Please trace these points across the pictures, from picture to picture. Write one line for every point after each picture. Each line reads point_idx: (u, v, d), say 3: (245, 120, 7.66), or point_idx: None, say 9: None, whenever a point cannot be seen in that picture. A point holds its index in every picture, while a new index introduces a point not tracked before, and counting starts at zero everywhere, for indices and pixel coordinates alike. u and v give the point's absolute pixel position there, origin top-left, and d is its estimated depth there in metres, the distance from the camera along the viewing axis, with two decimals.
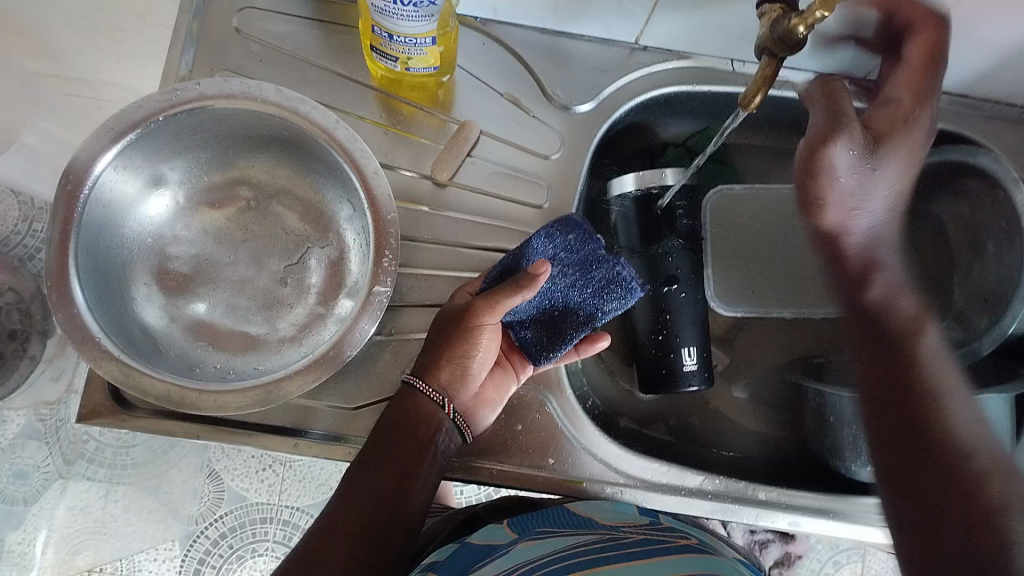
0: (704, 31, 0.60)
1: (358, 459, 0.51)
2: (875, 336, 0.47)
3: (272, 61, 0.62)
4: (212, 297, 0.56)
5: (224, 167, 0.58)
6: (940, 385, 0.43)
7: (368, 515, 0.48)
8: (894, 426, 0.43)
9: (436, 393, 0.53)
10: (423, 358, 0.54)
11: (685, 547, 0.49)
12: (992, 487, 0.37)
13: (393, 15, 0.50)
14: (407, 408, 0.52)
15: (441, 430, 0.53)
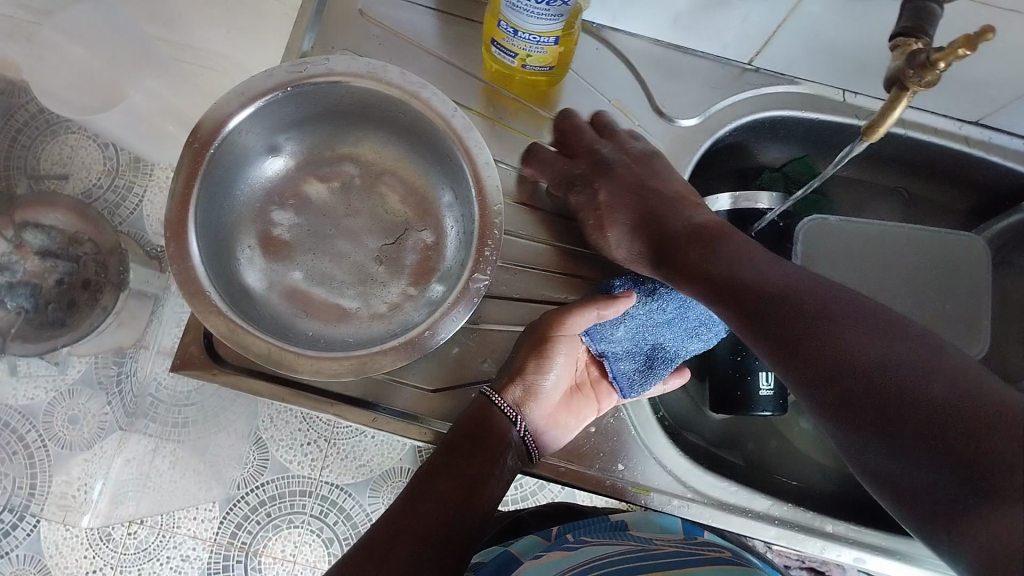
0: (825, 60, 0.60)
1: (430, 462, 0.53)
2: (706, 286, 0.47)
3: (390, 45, 0.63)
4: (310, 267, 0.58)
5: (335, 142, 0.59)
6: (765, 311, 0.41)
7: (441, 515, 0.50)
8: (778, 334, 0.41)
9: (509, 408, 0.54)
10: (503, 373, 0.56)
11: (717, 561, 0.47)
12: (914, 369, 0.34)
13: (524, 12, 0.51)
14: (480, 417, 0.54)
15: (509, 442, 0.54)
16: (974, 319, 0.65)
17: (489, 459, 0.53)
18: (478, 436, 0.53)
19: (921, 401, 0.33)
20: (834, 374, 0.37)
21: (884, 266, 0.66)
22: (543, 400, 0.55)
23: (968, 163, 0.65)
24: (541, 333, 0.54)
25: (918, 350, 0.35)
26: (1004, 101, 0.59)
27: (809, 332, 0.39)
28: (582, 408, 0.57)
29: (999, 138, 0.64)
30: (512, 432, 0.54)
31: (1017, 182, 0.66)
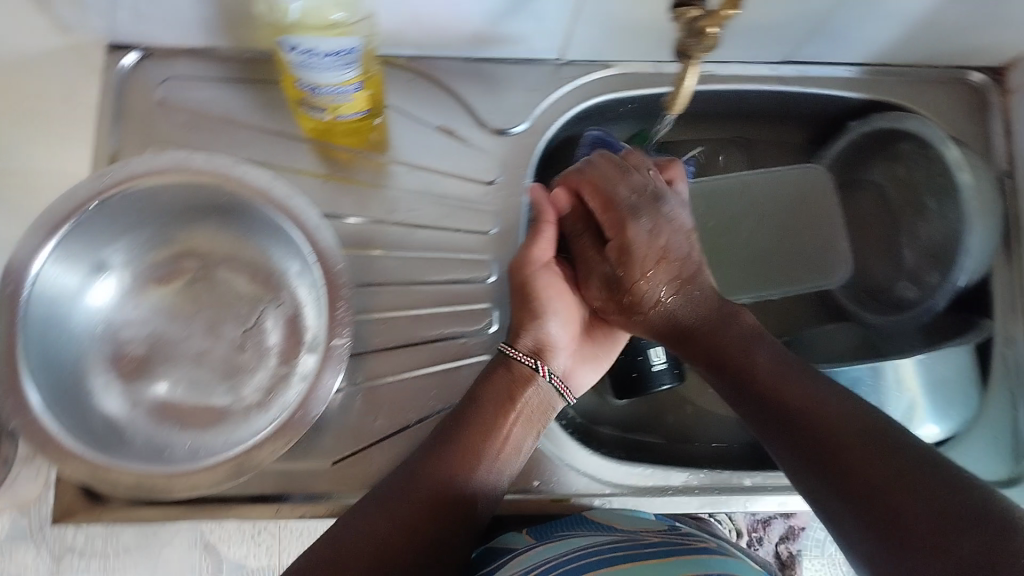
0: (627, 40, 0.60)
1: (419, 454, 0.52)
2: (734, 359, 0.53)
3: (199, 128, 0.60)
4: (172, 377, 0.55)
5: (166, 242, 0.57)
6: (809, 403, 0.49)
7: (448, 492, 0.50)
8: (837, 446, 0.46)
9: (525, 355, 0.55)
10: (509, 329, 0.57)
11: (697, 550, 0.53)
12: (936, 478, 0.42)
13: (314, 68, 0.48)
14: (495, 375, 0.55)
15: (536, 389, 0.55)
16: (834, 245, 0.69)
17: (500, 420, 0.53)
18: (493, 398, 0.54)
19: (927, 504, 0.40)
20: (886, 479, 0.43)
21: (752, 223, 0.69)
22: (556, 337, 0.57)
23: (794, 100, 0.67)
24: (518, 281, 0.57)
25: (912, 449, 0.44)
26: (803, 37, 0.61)
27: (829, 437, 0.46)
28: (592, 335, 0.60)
29: (812, 70, 0.66)
30: (540, 377, 0.55)
31: (839, 106, 0.68)
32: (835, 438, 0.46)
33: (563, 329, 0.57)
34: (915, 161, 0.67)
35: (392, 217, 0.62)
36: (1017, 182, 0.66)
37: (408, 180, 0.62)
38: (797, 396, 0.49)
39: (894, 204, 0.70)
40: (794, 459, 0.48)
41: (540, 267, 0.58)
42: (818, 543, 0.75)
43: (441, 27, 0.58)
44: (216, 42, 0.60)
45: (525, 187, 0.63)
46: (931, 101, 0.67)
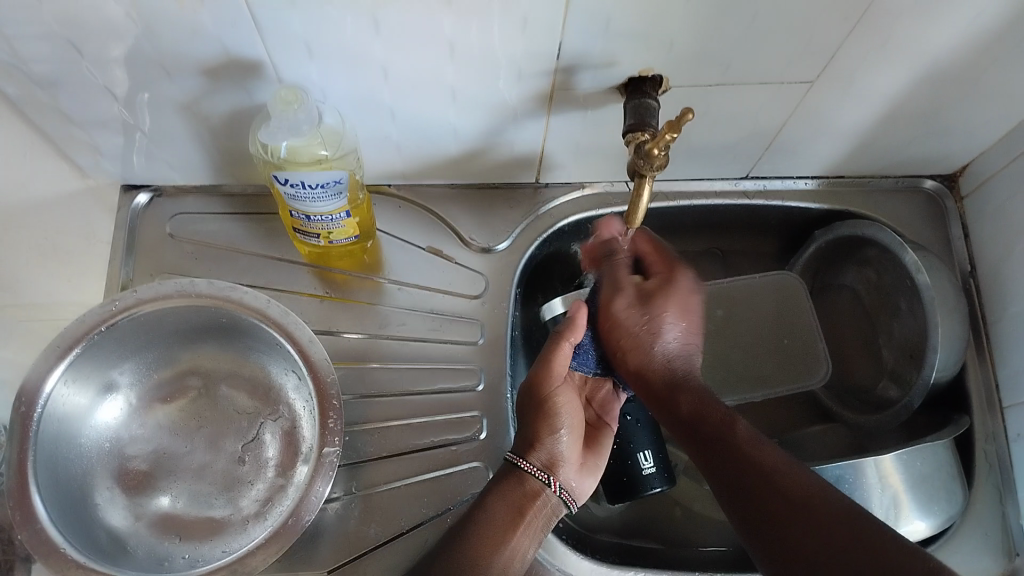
0: (595, 163, 0.66)
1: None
2: (698, 435, 0.53)
3: (207, 257, 0.66)
4: (174, 490, 0.58)
5: (171, 362, 0.61)
6: (772, 465, 0.49)
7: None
8: (805, 533, 0.45)
9: (540, 470, 0.56)
10: (518, 442, 0.58)
11: None
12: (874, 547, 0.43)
13: (306, 199, 0.54)
14: (509, 486, 0.56)
15: (543, 500, 0.56)
16: (810, 346, 0.71)
17: (515, 524, 0.54)
18: (505, 506, 0.54)
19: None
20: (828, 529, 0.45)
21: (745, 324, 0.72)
22: (564, 452, 0.58)
23: (758, 212, 0.72)
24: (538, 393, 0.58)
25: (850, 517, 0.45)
26: (757, 154, 0.66)
27: (783, 497, 0.47)
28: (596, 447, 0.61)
29: (772, 183, 0.71)
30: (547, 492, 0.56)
31: (804, 216, 0.72)
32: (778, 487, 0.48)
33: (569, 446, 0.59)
34: (882, 265, 0.70)
35: (385, 331, 0.66)
36: (978, 280, 0.69)
37: (400, 297, 0.67)
38: (774, 463, 0.49)
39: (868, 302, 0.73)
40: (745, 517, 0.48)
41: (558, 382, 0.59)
42: None
43: (423, 158, 0.63)
44: (222, 179, 0.66)
45: (508, 301, 0.68)
46: (888, 207, 0.72)
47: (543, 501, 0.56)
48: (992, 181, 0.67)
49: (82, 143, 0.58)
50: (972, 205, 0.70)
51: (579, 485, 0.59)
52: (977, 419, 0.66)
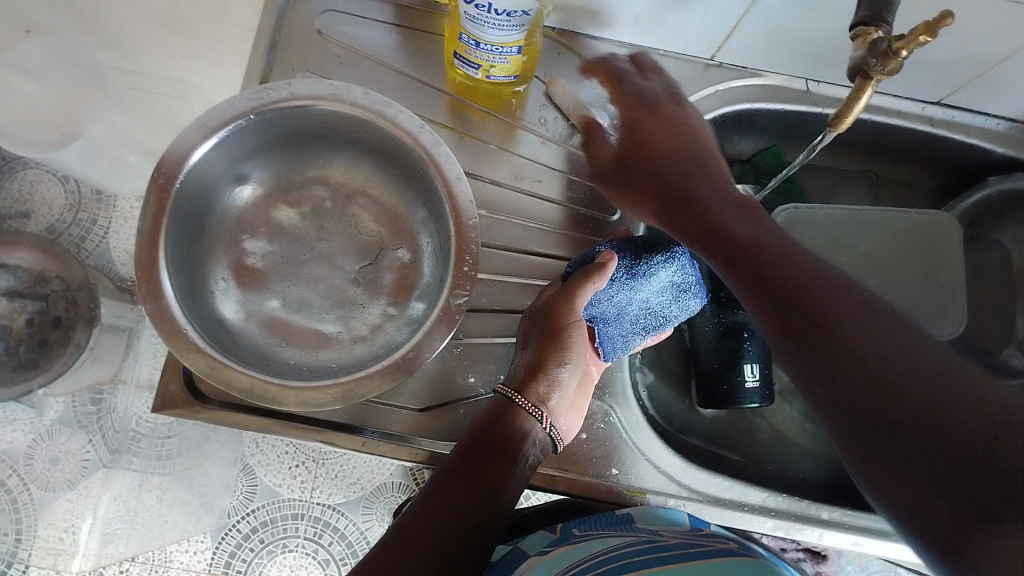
0: (786, 51, 0.60)
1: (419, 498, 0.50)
2: (745, 270, 0.43)
3: (352, 64, 0.62)
4: (286, 295, 0.57)
5: (303, 167, 0.59)
6: (793, 271, 0.41)
7: (467, 515, 0.49)
8: (838, 350, 0.36)
9: (532, 406, 0.52)
10: (513, 375, 0.54)
11: (720, 549, 0.49)
12: (913, 342, 0.34)
13: (483, 25, 0.50)
14: (501, 423, 0.52)
15: (531, 441, 0.52)
16: (947, 295, 0.66)
17: (507, 453, 0.51)
18: (497, 438, 0.51)
19: (911, 374, 0.33)
20: (924, 395, 0.32)
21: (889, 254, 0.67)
22: (565, 389, 0.54)
23: (940, 143, 0.66)
24: (553, 322, 0.54)
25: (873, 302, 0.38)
26: (963, 82, 0.60)
27: (808, 296, 0.39)
28: (586, 382, 0.57)
29: (963, 116, 0.65)
30: (537, 428, 0.53)
31: (985, 159, 0.66)
32: (857, 348, 0.35)
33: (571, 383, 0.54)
34: None
35: (518, 184, 0.62)
36: None
37: (540, 152, 0.63)
38: (792, 267, 0.41)
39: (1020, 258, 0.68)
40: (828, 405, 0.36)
41: (575, 320, 0.53)
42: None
43: (607, 5, 0.58)
44: None
45: None
46: None
47: (533, 442, 0.52)
48: None
49: None
50: None
51: (568, 423, 0.55)
52: None
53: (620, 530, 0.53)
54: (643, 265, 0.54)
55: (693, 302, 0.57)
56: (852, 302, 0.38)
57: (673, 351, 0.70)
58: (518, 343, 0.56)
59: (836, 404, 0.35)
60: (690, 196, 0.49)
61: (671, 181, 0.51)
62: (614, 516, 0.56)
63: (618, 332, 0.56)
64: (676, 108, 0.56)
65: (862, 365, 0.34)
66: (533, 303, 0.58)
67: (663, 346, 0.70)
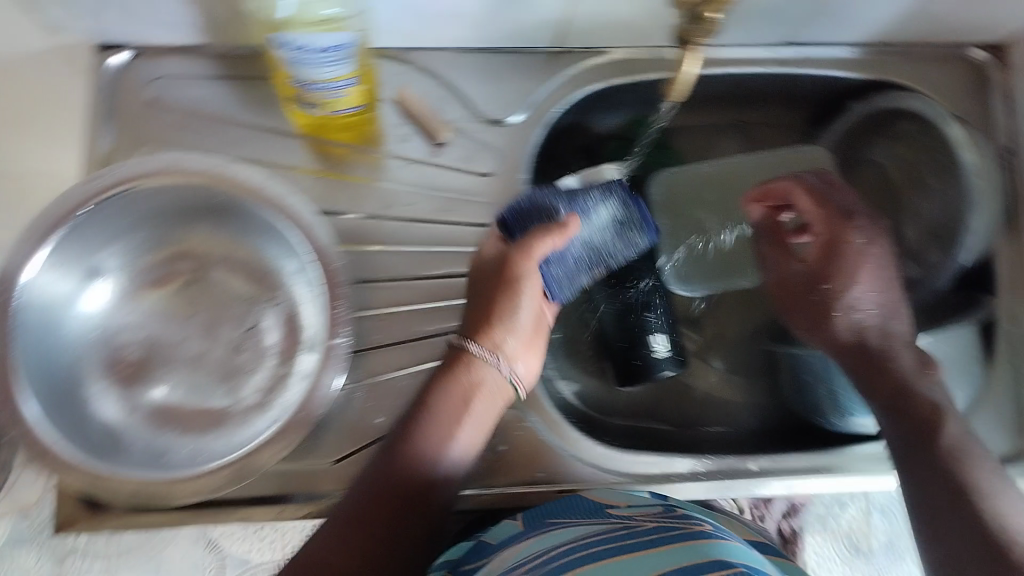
0: (621, 23, 0.59)
1: (367, 470, 0.50)
2: (896, 401, 0.56)
3: (192, 126, 0.59)
4: (172, 379, 0.55)
5: (162, 244, 0.56)
6: (931, 412, 0.55)
7: (427, 466, 0.50)
8: (941, 501, 0.50)
9: (489, 353, 0.54)
10: (468, 323, 0.56)
11: (684, 532, 0.48)
12: (946, 498, 0.50)
13: (308, 64, 0.47)
14: (458, 376, 0.53)
15: (490, 386, 0.54)
16: None
17: (462, 412, 0.52)
18: (456, 392, 0.52)
19: (970, 538, 0.48)
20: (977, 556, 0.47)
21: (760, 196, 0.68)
22: (518, 330, 0.56)
23: (795, 82, 0.66)
24: (505, 273, 0.54)
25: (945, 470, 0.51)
26: (803, 17, 0.60)
27: (931, 432, 0.53)
28: (541, 326, 0.59)
29: (808, 50, 0.65)
30: (496, 374, 0.54)
31: (843, 86, 0.67)
32: (959, 535, 0.48)
33: (525, 321, 0.56)
34: (912, 140, 0.67)
35: (389, 212, 0.60)
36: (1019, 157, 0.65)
37: (405, 174, 0.61)
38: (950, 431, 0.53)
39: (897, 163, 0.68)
40: (901, 430, 0.55)
41: (529, 268, 0.54)
42: (821, 515, 0.78)
43: (432, 16, 0.57)
44: (207, 37, 0.58)
45: (524, 176, 0.62)
46: (932, 78, 0.66)
47: (489, 389, 0.54)
48: None
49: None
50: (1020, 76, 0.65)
51: (527, 366, 0.57)
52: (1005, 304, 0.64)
53: (594, 520, 0.53)
54: (580, 202, 0.54)
55: (642, 239, 0.57)
56: (955, 442, 0.52)
57: (583, 340, 0.69)
58: (470, 294, 0.57)
59: (943, 530, 0.49)
60: (865, 346, 0.61)
61: (883, 362, 0.59)
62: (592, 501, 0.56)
63: (561, 271, 0.56)
64: (872, 246, 0.64)
65: (943, 510, 0.50)
66: (477, 256, 0.57)
67: (574, 335, 0.70)
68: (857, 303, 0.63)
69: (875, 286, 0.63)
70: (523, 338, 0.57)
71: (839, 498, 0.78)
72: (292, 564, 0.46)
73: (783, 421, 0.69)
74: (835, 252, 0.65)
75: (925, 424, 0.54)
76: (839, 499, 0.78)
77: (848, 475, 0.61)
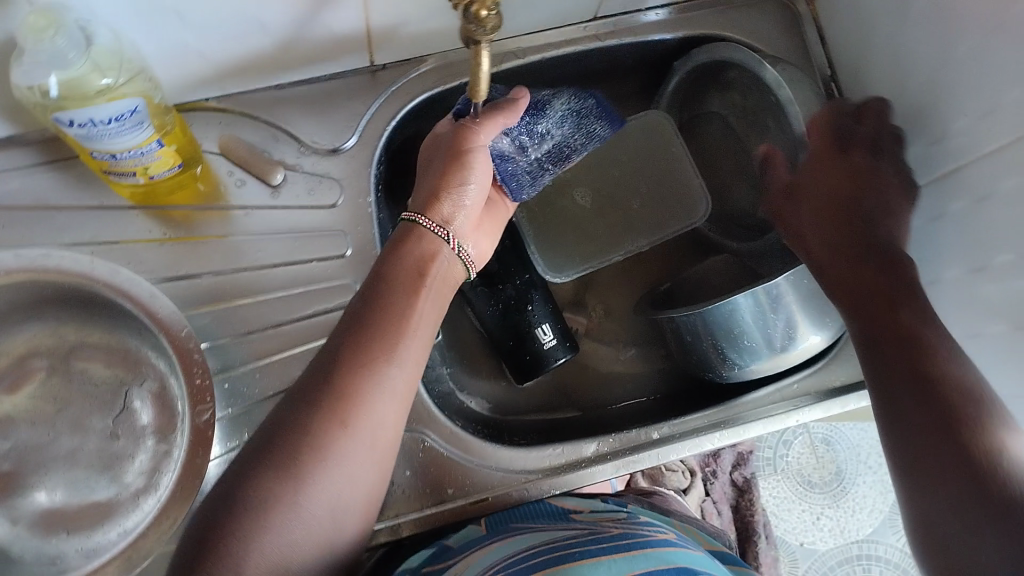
0: (428, 30, 0.59)
1: (297, 391, 0.45)
2: (863, 296, 0.55)
3: (14, 221, 0.57)
4: (48, 483, 0.53)
5: (6, 348, 0.54)
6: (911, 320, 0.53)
7: (367, 392, 0.45)
8: (937, 426, 0.47)
9: (439, 226, 0.51)
10: (415, 199, 0.53)
11: (651, 538, 0.50)
12: (965, 412, 0.47)
13: (104, 136, 0.46)
14: (409, 247, 0.50)
15: (442, 260, 0.51)
16: (681, 182, 0.70)
17: (415, 291, 0.49)
18: (405, 274, 0.49)
19: (959, 471, 0.44)
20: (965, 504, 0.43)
21: (615, 171, 0.71)
22: (465, 206, 0.53)
23: (614, 53, 0.67)
24: (454, 149, 0.52)
25: (960, 388, 0.48)
26: None
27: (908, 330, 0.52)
28: (485, 213, 0.58)
29: (622, 20, 0.66)
30: (446, 249, 0.52)
31: (661, 47, 0.68)
32: (943, 450, 0.46)
33: (472, 200, 0.53)
34: (745, 87, 0.67)
35: (243, 263, 0.59)
36: (840, 83, 0.67)
37: (250, 222, 0.60)
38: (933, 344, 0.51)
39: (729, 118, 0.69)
40: (872, 355, 0.53)
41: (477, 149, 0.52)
42: (767, 458, 0.98)
43: (233, 62, 0.56)
44: (8, 128, 0.56)
45: (371, 199, 0.62)
46: (746, 22, 0.68)
47: (440, 266, 0.51)
48: None
49: None
50: (823, 5, 0.67)
51: (476, 247, 0.56)
52: None
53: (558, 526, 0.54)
54: (541, 95, 0.60)
55: (604, 127, 0.64)
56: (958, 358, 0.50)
57: (473, 344, 0.70)
58: (420, 168, 0.55)
59: (915, 424, 0.48)
60: (872, 266, 0.56)
61: (883, 279, 0.55)
62: (556, 508, 0.58)
63: (521, 168, 0.59)
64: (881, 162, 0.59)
65: (958, 433, 0.46)
66: (429, 137, 0.56)
67: (464, 340, 0.70)
68: (870, 219, 0.57)
69: (874, 202, 0.58)
70: (473, 213, 0.54)
71: (783, 439, 0.99)
72: (243, 455, 0.43)
73: (682, 385, 0.70)
74: (841, 202, 0.59)
75: (907, 324, 0.52)
76: (782, 441, 0.98)
77: (746, 424, 0.63)
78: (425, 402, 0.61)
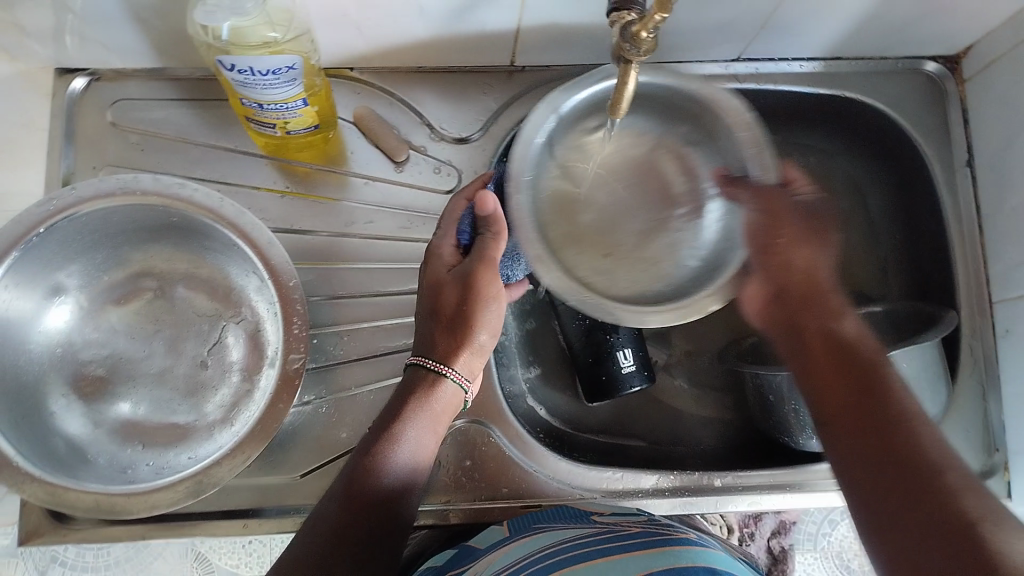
0: (574, 43, 0.60)
1: (309, 540, 0.45)
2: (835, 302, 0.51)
3: (155, 148, 0.61)
4: (134, 396, 0.56)
5: (122, 263, 0.58)
6: (872, 361, 0.45)
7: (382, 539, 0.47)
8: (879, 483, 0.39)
9: (461, 374, 0.51)
10: (426, 340, 0.51)
11: (668, 538, 0.49)
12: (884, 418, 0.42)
13: (258, 86, 0.49)
14: (429, 400, 0.50)
15: (454, 407, 0.51)
16: None
17: (428, 440, 0.50)
18: (421, 427, 0.49)
19: (876, 434, 0.41)
20: (877, 451, 0.40)
21: None
22: (482, 353, 0.53)
23: (751, 98, 0.67)
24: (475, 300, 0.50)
25: (900, 416, 0.42)
26: (751, 34, 0.61)
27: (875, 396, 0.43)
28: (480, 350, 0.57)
29: (764, 66, 0.66)
30: (463, 396, 0.52)
31: (801, 101, 0.67)
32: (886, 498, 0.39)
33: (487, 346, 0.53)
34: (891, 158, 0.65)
35: (351, 230, 0.61)
36: (977, 170, 0.65)
37: (367, 192, 0.62)
38: (886, 388, 0.43)
39: (619, 207, 0.58)
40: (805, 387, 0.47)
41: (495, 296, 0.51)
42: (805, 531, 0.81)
43: (386, 39, 0.58)
44: (165, 61, 0.60)
45: None
46: (889, 91, 0.67)
47: (453, 410, 0.51)
48: (1000, 62, 0.62)
49: (3, 23, 0.52)
50: (975, 89, 0.65)
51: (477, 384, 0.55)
52: (965, 314, 0.63)
53: (576, 525, 0.54)
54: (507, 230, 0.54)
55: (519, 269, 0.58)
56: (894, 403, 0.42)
57: (551, 354, 0.70)
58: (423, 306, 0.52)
59: (880, 501, 0.39)
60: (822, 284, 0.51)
61: (822, 300, 0.49)
62: (577, 509, 0.58)
63: None
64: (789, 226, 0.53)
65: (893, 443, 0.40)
66: (431, 269, 0.52)
67: (541, 348, 0.70)
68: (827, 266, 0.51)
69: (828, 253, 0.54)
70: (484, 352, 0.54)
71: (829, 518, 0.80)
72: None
73: (752, 440, 0.69)
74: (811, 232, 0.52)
75: (835, 377, 0.45)
76: (829, 519, 0.80)
77: (812, 492, 0.62)
78: (497, 399, 0.62)
